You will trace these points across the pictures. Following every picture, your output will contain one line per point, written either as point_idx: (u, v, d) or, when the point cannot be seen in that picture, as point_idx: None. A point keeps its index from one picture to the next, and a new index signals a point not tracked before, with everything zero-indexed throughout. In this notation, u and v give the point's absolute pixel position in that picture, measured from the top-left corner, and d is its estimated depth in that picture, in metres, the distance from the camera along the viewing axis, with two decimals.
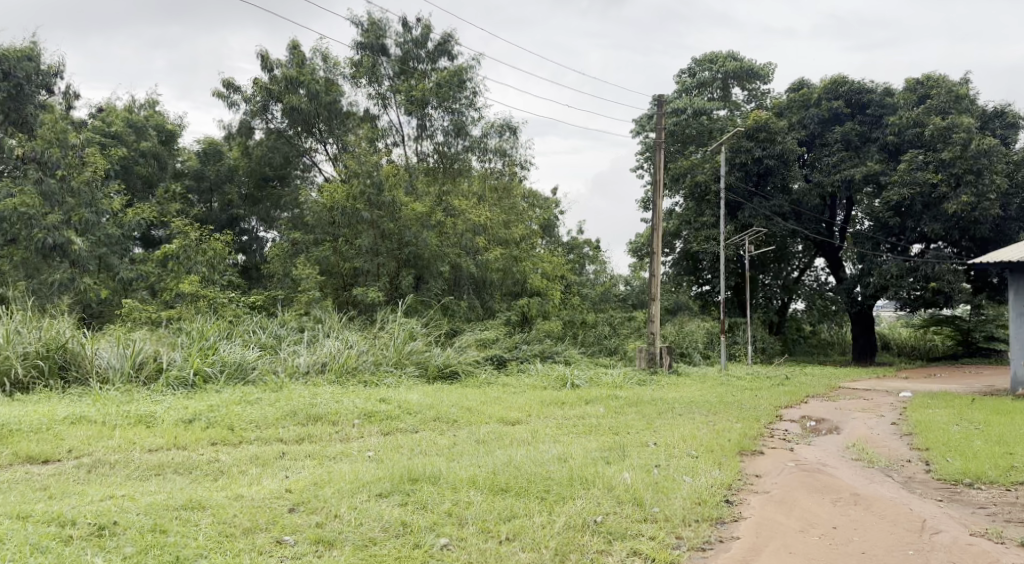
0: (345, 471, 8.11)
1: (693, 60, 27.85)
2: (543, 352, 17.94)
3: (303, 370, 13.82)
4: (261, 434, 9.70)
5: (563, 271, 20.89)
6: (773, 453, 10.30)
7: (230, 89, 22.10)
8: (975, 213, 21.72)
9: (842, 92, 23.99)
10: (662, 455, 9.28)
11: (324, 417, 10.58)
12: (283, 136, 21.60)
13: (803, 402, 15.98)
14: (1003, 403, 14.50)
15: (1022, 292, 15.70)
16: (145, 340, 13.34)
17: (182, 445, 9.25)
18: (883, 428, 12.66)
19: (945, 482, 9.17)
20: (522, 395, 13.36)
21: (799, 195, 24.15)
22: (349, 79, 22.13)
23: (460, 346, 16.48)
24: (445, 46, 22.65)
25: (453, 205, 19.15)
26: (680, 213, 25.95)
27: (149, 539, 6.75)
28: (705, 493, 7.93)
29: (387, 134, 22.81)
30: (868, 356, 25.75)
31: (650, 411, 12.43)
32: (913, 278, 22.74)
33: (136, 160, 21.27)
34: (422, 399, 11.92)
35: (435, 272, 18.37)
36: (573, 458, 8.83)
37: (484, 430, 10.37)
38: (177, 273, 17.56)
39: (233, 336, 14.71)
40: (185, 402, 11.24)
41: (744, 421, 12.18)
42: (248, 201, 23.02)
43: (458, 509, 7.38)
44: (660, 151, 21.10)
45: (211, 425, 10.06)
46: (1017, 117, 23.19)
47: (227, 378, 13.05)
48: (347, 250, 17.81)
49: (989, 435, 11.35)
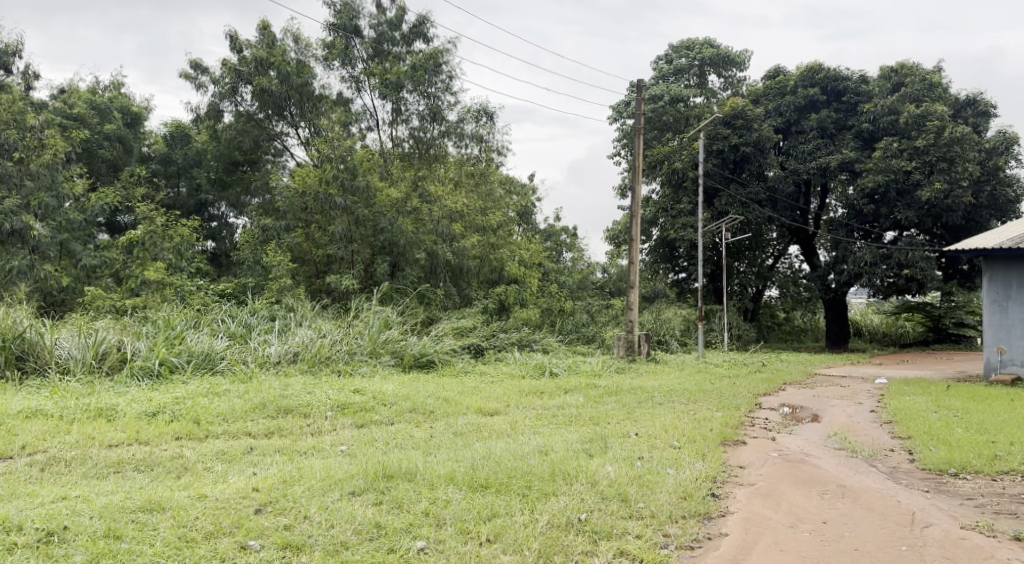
0: (316, 467, 7.77)
1: (670, 47, 27.61)
2: (521, 341, 17.68)
3: (275, 360, 13.44)
4: (228, 428, 9.33)
5: (541, 258, 20.56)
6: (755, 443, 10.07)
7: (198, 70, 21.53)
8: (948, 200, 21.71)
9: (818, 79, 23.86)
10: (645, 447, 9.03)
11: (296, 409, 10.22)
12: (253, 119, 21.03)
13: (781, 389, 15.83)
14: (979, 389, 14.47)
15: (996, 279, 15.51)
16: (108, 330, 12.92)
17: (145, 440, 8.90)
18: (863, 415, 12.54)
19: (929, 472, 8.98)
20: (500, 384, 13.07)
21: (775, 182, 24.02)
22: (321, 61, 21.64)
23: (437, 335, 16.16)
24: (420, 29, 22.15)
25: (429, 191, 18.77)
26: (657, 200, 25.76)
27: (101, 546, 6.39)
28: (689, 487, 7.69)
29: (361, 118, 22.35)
30: (841, 342, 25.74)
31: (630, 400, 12.19)
32: (887, 265, 22.69)
33: (99, 143, 20.96)
34: (397, 389, 11.58)
35: (410, 260, 17.95)
36: (555, 451, 8.57)
37: (462, 422, 10.08)
38: (143, 260, 17.06)
39: (201, 324, 14.28)
40: (150, 393, 10.87)
41: (724, 409, 11.98)
42: (217, 185, 22.44)
43: (436, 508, 7.07)
44: (640, 137, 20.72)
45: (175, 418, 9.69)
46: (989, 106, 23.14)
47: (194, 368, 12.63)
48: (320, 236, 17.44)
49: (968, 423, 11.22)
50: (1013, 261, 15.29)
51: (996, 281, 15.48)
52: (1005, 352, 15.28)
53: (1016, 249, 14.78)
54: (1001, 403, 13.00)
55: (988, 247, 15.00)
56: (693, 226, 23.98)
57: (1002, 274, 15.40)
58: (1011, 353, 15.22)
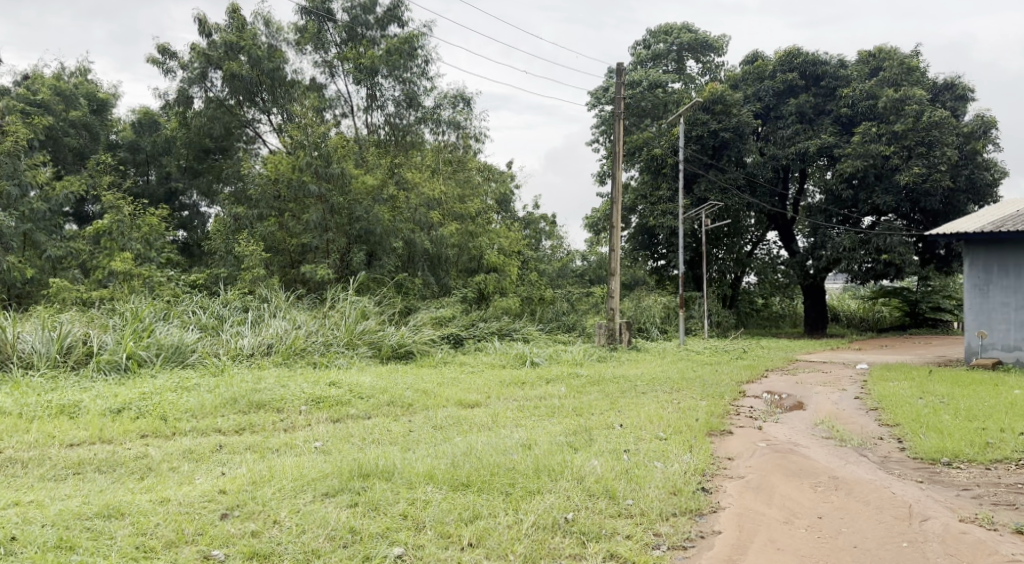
0: (287, 466, 7.41)
1: (648, 31, 27.29)
2: (501, 330, 17.37)
3: (248, 352, 13.04)
4: (196, 425, 8.94)
5: (520, 247, 20.24)
6: (742, 433, 9.81)
7: (165, 55, 20.96)
8: (926, 184, 21.57)
9: (796, 64, 23.66)
10: (631, 439, 8.76)
11: (268, 404, 9.84)
12: (223, 105, 20.44)
13: (764, 376, 15.62)
14: (963, 374, 14.30)
15: (977, 263, 15.32)
16: (73, 323, 12.51)
17: (108, 438, 8.51)
18: (848, 402, 12.33)
19: (922, 461, 8.75)
20: (480, 375, 12.73)
21: (754, 168, 23.80)
22: (293, 45, 21.14)
23: (415, 325, 15.79)
24: (395, 12, 21.63)
25: (406, 177, 18.39)
26: (635, 187, 25.49)
27: (51, 558, 6.05)
28: (678, 481, 7.41)
29: (335, 104, 21.88)
30: (819, 328, 25.66)
31: (613, 390, 11.90)
32: (866, 250, 22.56)
33: (64, 130, 20.41)
34: (374, 382, 11.21)
35: (387, 249, 17.52)
36: (538, 445, 8.26)
37: (442, 414, 9.76)
38: (111, 251, 16.55)
39: (170, 317, 13.83)
40: (116, 388, 10.45)
41: (709, 398, 11.73)
42: (189, 173, 21.93)
43: (414, 510, 6.75)
44: (619, 122, 20.32)
45: (141, 415, 9.27)
46: (967, 90, 22.96)
47: (163, 362, 12.20)
48: (295, 225, 16.98)
49: (955, 409, 11.03)
50: (994, 245, 15.11)
51: (977, 265, 15.28)
52: (986, 337, 15.13)
53: (997, 232, 14.61)
54: (985, 388, 12.85)
55: (969, 231, 14.81)
56: (673, 212, 23.70)
57: (983, 257, 15.23)
58: (992, 337, 15.09)
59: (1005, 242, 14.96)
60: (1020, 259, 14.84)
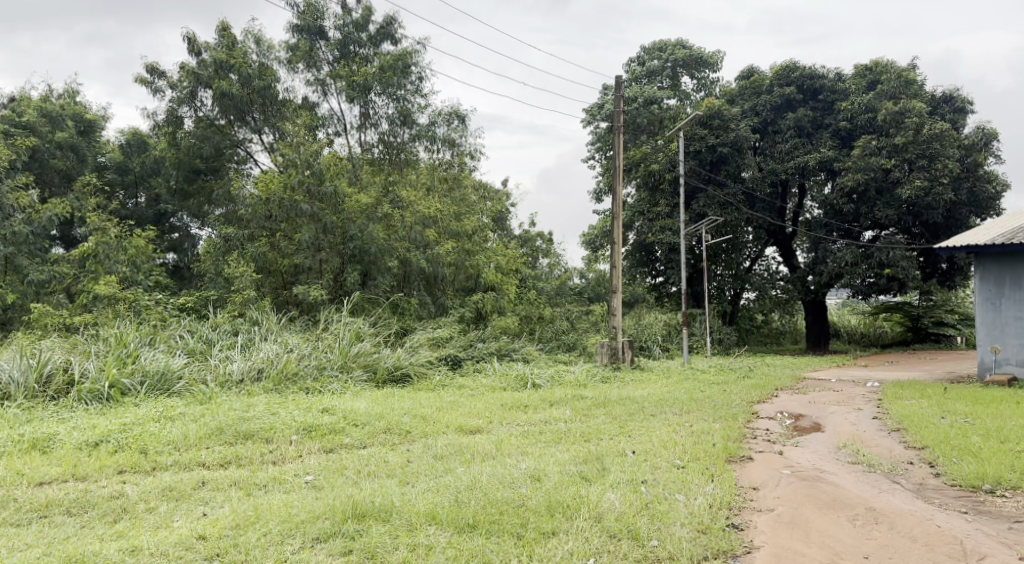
0: (274, 505, 6.97)
1: (641, 48, 26.87)
2: (500, 350, 16.73)
3: (237, 379, 12.38)
4: (178, 458, 8.31)
5: (518, 264, 19.64)
6: (762, 458, 9.16)
7: (153, 74, 20.42)
8: (929, 198, 21.12)
9: (793, 78, 23.17)
10: (647, 467, 8.16)
11: (256, 434, 9.16)
12: (213, 125, 20.04)
13: (774, 396, 14.93)
14: (982, 392, 13.66)
15: (989, 277, 14.75)
16: (54, 349, 11.94)
17: (83, 475, 7.91)
18: (867, 423, 11.66)
19: (963, 489, 8.16)
20: (480, 398, 12.10)
21: (753, 183, 23.23)
22: (285, 63, 20.67)
23: (412, 347, 15.18)
24: (388, 30, 21.17)
25: (400, 196, 17.70)
26: (633, 204, 24.92)
27: None
28: (704, 518, 7.08)
29: (328, 123, 21.35)
30: (822, 344, 24.98)
31: (620, 413, 11.26)
32: (868, 264, 21.91)
33: (50, 152, 19.81)
34: (370, 407, 10.55)
35: (383, 268, 16.88)
36: (548, 476, 7.71)
37: (442, 442, 9.10)
38: (97, 274, 15.92)
39: (157, 341, 13.17)
40: (96, 419, 9.81)
41: (722, 420, 11.06)
42: (179, 196, 21.23)
43: (415, 558, 6.45)
44: (618, 137, 19.60)
45: (121, 449, 8.62)
46: (966, 102, 22.49)
47: (148, 390, 11.54)
48: (287, 245, 16.32)
49: (986, 430, 10.40)
50: (1006, 257, 14.54)
51: (988, 278, 14.69)
52: (1000, 352, 14.51)
53: (1010, 244, 14.05)
54: (1006, 406, 12.22)
55: (979, 243, 14.25)
56: (672, 228, 23.14)
57: (995, 270, 14.65)
58: (1006, 352, 14.46)
59: (1017, 254, 14.41)
60: None
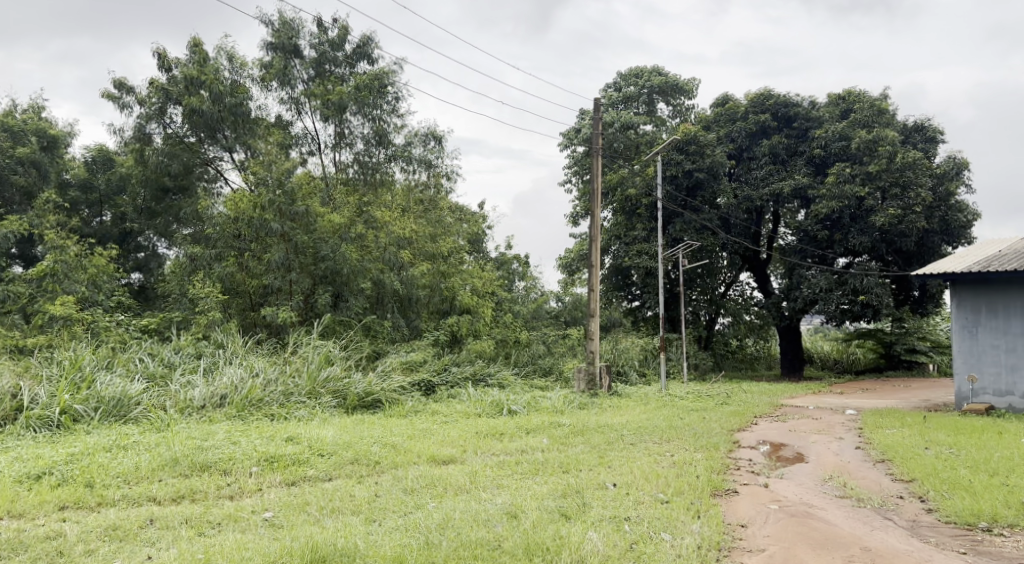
0: (226, 547, 6.62)
1: (618, 75, 26.62)
2: (475, 375, 16.23)
3: (197, 405, 11.76)
4: (127, 492, 7.77)
5: (494, 287, 19.12)
6: (747, 491, 8.72)
7: (122, 90, 19.82)
8: (902, 225, 20.96)
9: (769, 105, 22.99)
10: (628, 502, 7.72)
11: (214, 466, 8.57)
12: (182, 142, 19.47)
13: (753, 424, 14.54)
14: (960, 421, 13.36)
15: (965, 305, 14.49)
16: (2, 373, 11.29)
17: (19, 512, 7.38)
18: (851, 454, 11.28)
19: (958, 527, 7.80)
20: (454, 425, 11.56)
21: (728, 209, 22.94)
22: (258, 81, 20.04)
23: (384, 371, 14.63)
24: (364, 49, 20.80)
25: (375, 216, 17.13)
26: (609, 228, 24.62)
27: None
28: (691, 561, 6.75)
29: (301, 142, 20.85)
30: (797, 370, 24.70)
31: (599, 441, 10.80)
32: (842, 291, 21.70)
33: (10, 168, 19.05)
34: (338, 436, 9.99)
35: (355, 289, 16.36)
36: (525, 513, 7.30)
37: (411, 474, 8.60)
38: (54, 294, 15.24)
39: (114, 365, 12.52)
40: (43, 448, 9.18)
41: (703, 451, 10.63)
42: (146, 214, 20.66)
43: None
44: (595, 160, 19.24)
45: (65, 482, 8.06)
46: (938, 132, 22.46)
47: (102, 417, 10.93)
48: (256, 265, 15.80)
49: (972, 462, 10.05)
50: (982, 285, 14.30)
51: (964, 306, 14.44)
52: (976, 381, 14.23)
53: (985, 272, 13.82)
54: (990, 436, 11.90)
55: (955, 271, 14.02)
56: (649, 252, 22.86)
57: (970, 299, 14.40)
58: (983, 382, 14.17)
59: (992, 282, 14.18)
60: (1010, 300, 14.03)
